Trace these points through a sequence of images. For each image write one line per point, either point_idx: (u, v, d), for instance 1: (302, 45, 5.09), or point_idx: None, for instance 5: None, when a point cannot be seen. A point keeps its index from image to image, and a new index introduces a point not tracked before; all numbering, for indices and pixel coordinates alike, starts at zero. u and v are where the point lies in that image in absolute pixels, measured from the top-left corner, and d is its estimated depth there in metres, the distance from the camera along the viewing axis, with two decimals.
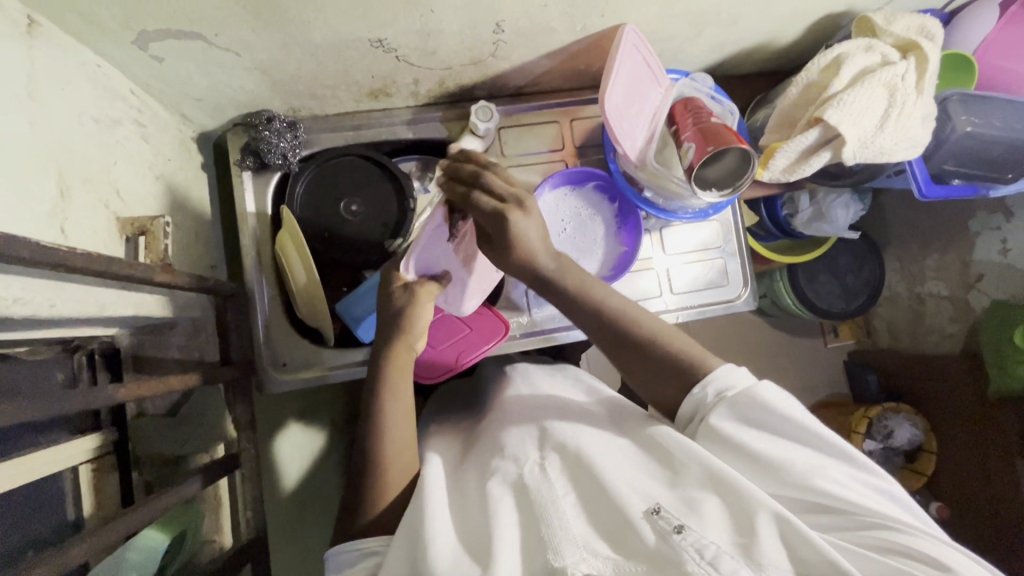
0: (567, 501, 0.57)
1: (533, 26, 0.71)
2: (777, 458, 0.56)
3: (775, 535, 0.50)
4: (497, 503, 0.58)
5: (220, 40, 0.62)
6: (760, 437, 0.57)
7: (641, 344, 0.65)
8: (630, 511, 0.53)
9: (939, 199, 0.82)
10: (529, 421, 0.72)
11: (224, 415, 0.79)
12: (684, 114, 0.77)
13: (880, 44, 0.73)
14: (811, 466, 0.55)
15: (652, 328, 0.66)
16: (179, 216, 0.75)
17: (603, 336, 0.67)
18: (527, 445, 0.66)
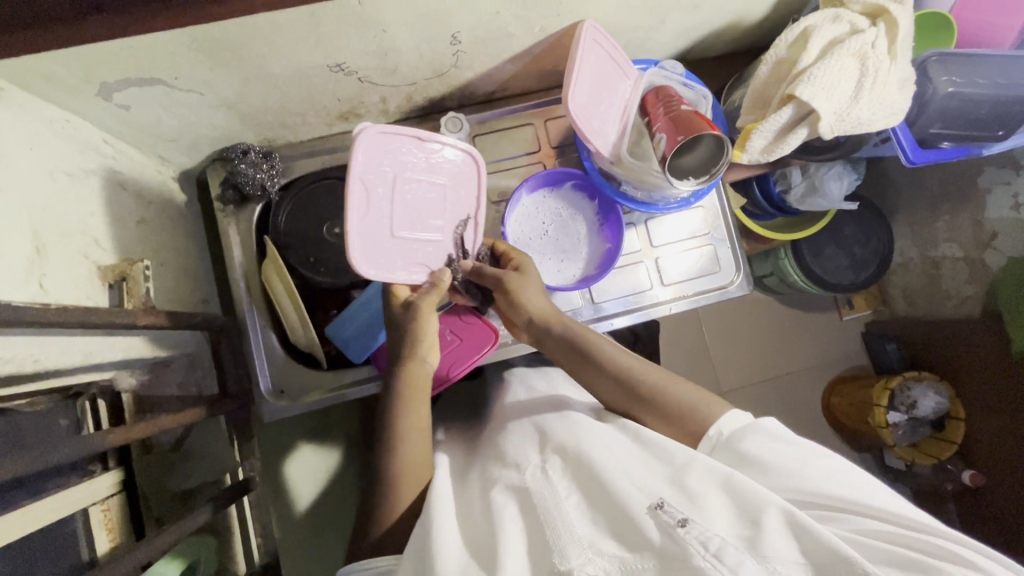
0: (569, 502, 0.57)
1: (489, 33, 0.71)
2: (786, 468, 0.57)
3: (782, 528, 0.49)
4: (501, 510, 0.59)
5: (181, 82, 0.63)
6: (771, 444, 0.59)
7: (673, 405, 0.69)
8: (631, 507, 0.53)
9: (930, 163, 0.78)
10: (531, 430, 0.72)
11: (227, 448, 0.82)
12: (655, 104, 0.79)
13: (847, 13, 0.70)
14: (820, 473, 0.56)
15: (649, 377, 0.72)
16: (165, 255, 0.77)
17: (631, 394, 0.71)
18: (528, 452, 0.67)
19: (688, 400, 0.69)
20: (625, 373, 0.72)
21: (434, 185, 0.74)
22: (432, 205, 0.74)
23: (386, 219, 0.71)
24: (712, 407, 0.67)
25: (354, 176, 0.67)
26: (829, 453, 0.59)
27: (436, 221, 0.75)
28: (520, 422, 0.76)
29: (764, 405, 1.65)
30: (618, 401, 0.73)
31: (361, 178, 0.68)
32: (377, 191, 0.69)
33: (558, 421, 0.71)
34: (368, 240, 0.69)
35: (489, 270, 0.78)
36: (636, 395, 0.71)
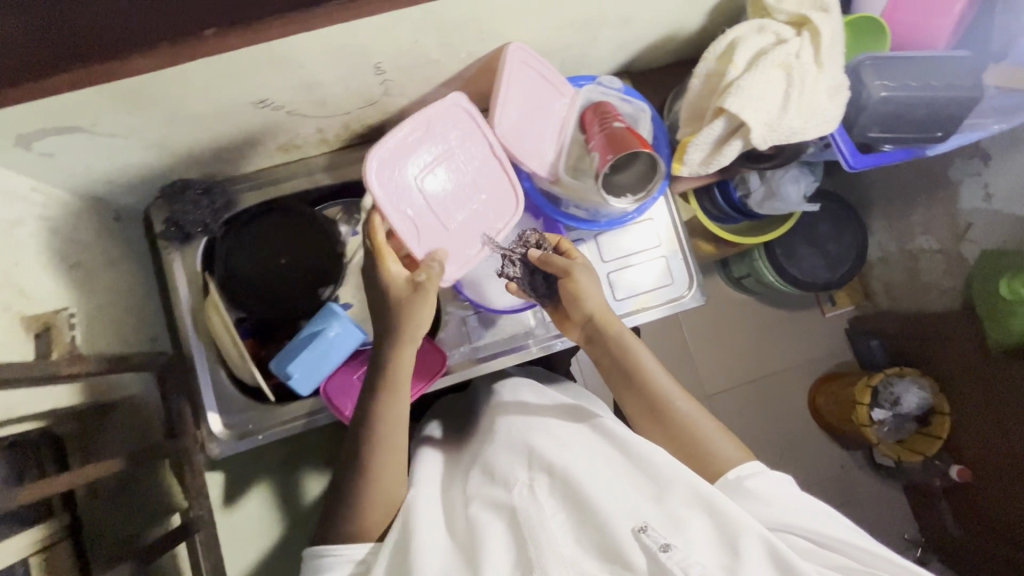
0: (556, 520, 0.58)
1: (414, 62, 0.70)
2: (776, 508, 0.63)
3: (758, 557, 0.54)
4: (486, 532, 0.60)
5: (101, 127, 0.63)
6: (777, 487, 0.65)
7: (697, 441, 0.71)
8: (617, 529, 0.55)
9: (871, 167, 0.78)
10: (516, 438, 0.71)
11: (168, 487, 0.83)
12: (593, 121, 0.79)
13: (772, 23, 0.69)
14: (815, 516, 0.62)
15: (684, 408, 0.73)
16: (105, 297, 0.76)
17: (660, 420, 0.73)
18: (515, 466, 0.66)
19: (713, 437, 0.71)
20: (660, 396, 0.73)
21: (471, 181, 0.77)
22: (465, 189, 0.76)
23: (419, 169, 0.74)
24: (726, 449, 0.70)
25: (427, 112, 0.73)
26: (820, 500, 0.65)
27: (463, 205, 0.76)
28: (508, 421, 0.75)
29: (750, 408, 1.62)
30: (644, 425, 0.75)
31: (428, 121, 0.74)
32: (430, 144, 0.74)
33: (546, 438, 0.69)
34: (391, 169, 0.72)
35: (557, 258, 0.77)
36: (665, 424, 0.72)
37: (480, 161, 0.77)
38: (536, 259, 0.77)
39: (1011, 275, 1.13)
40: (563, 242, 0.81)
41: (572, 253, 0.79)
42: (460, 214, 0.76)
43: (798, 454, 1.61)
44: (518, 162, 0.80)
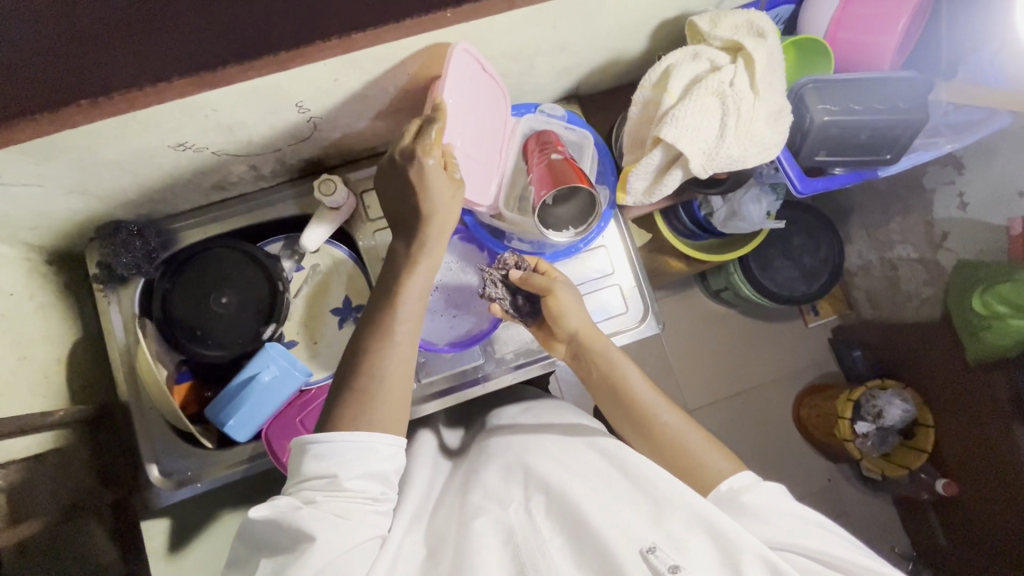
0: (554, 545, 0.56)
1: (339, 99, 0.68)
2: (778, 523, 0.58)
3: None
4: (479, 542, 0.56)
5: (9, 178, 0.61)
6: (772, 501, 0.60)
7: (687, 456, 0.68)
8: (624, 555, 0.53)
9: (820, 192, 0.76)
10: (510, 457, 0.69)
11: (100, 541, 0.80)
12: (534, 151, 0.76)
13: (706, 50, 0.68)
14: (817, 532, 0.57)
15: (672, 421, 0.71)
16: (30, 348, 0.74)
17: (647, 436, 0.71)
18: (511, 485, 0.64)
19: (701, 450, 0.68)
20: (647, 411, 0.71)
21: (489, 138, 0.76)
22: (479, 125, 0.73)
23: (461, 113, 0.70)
24: (714, 460, 0.67)
25: (479, 60, 0.67)
26: (815, 513, 0.60)
27: (482, 155, 0.75)
28: (501, 440, 0.75)
29: (734, 423, 1.58)
30: (629, 436, 0.74)
31: (478, 69, 0.68)
32: (473, 95, 0.70)
33: (538, 453, 0.67)
34: (459, 79, 0.66)
35: (536, 278, 0.74)
36: (652, 439, 0.71)
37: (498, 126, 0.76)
38: (517, 279, 0.75)
39: (982, 288, 1.09)
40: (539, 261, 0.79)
41: (548, 270, 0.77)
42: (475, 152, 0.74)
43: (785, 470, 1.56)
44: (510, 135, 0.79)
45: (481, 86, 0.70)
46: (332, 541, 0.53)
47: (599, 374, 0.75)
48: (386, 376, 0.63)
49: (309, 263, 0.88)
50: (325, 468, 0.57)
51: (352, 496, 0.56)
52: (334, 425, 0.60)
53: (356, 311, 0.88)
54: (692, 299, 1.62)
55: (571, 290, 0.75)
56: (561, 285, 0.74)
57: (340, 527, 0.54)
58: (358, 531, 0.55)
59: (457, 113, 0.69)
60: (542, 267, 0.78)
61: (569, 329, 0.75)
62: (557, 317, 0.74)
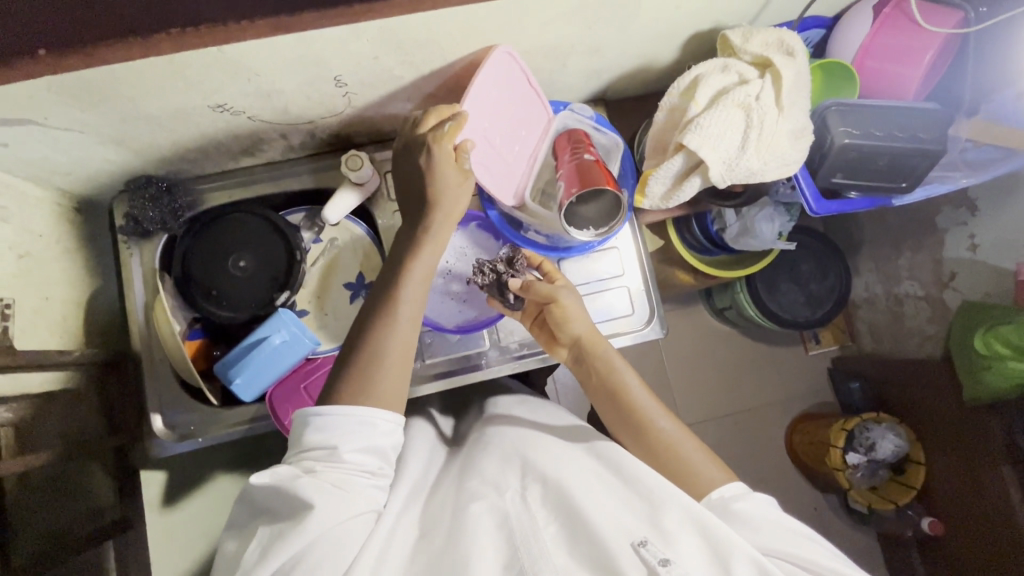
0: (549, 532, 0.58)
1: (375, 76, 0.70)
2: (770, 533, 0.59)
3: None
4: (473, 524, 0.58)
5: (53, 121, 0.63)
6: (761, 508, 0.62)
7: (681, 466, 0.68)
8: (616, 546, 0.54)
9: (833, 213, 0.77)
10: (509, 448, 0.70)
11: (100, 483, 0.82)
12: (564, 147, 0.79)
13: (735, 63, 0.69)
14: (806, 543, 0.59)
15: (668, 429, 0.71)
16: (52, 289, 0.76)
17: (644, 441, 0.71)
18: (509, 474, 0.66)
19: (695, 459, 0.68)
20: (644, 417, 0.72)
21: (515, 136, 0.79)
22: (507, 127, 0.78)
23: (490, 106, 0.74)
24: (704, 470, 0.67)
25: (520, 63, 0.72)
26: (805, 526, 0.62)
27: (505, 148, 0.79)
28: (498, 431, 0.75)
29: (726, 442, 1.58)
30: (623, 439, 0.74)
31: (518, 71, 0.73)
32: (506, 92, 0.74)
33: (536, 447, 0.69)
34: (492, 83, 0.72)
35: (539, 285, 0.76)
36: (646, 445, 0.71)
37: (528, 127, 0.80)
38: (517, 289, 0.76)
39: (985, 329, 1.09)
40: (542, 263, 0.80)
41: (553, 275, 0.78)
42: (498, 144, 0.78)
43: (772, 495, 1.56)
44: (541, 138, 0.82)
45: (517, 89, 0.75)
46: (329, 509, 0.54)
47: (598, 378, 0.76)
48: (391, 348, 0.65)
49: (327, 236, 0.90)
50: (325, 439, 0.58)
51: (350, 469, 0.57)
52: (342, 392, 0.62)
53: (368, 288, 0.90)
54: (696, 315, 1.63)
55: (573, 296, 0.77)
56: (565, 290, 0.77)
57: (338, 496, 0.55)
58: (355, 504, 0.56)
59: (489, 109, 0.74)
60: (546, 271, 0.79)
61: (571, 332, 0.77)
62: (560, 321, 0.76)
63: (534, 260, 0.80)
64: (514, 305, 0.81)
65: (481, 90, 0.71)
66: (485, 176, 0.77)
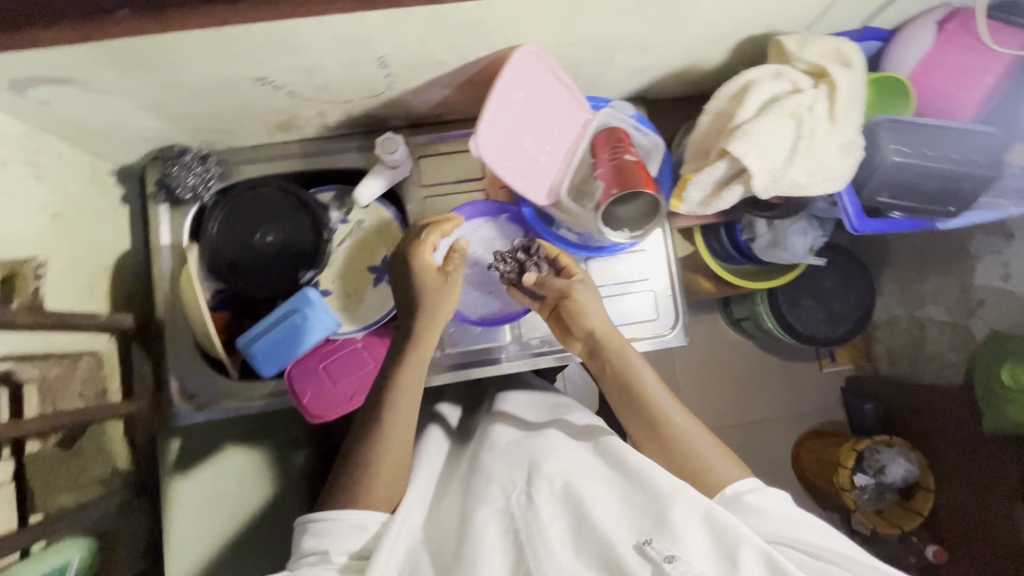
0: (554, 528, 0.58)
1: (419, 59, 0.69)
2: (781, 523, 0.60)
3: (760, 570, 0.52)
4: (480, 531, 0.59)
5: (96, 83, 0.63)
6: (773, 503, 0.62)
7: (697, 462, 0.67)
8: (620, 546, 0.54)
9: (875, 232, 0.75)
10: (514, 447, 0.70)
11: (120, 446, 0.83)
12: (603, 147, 0.76)
13: (789, 71, 0.68)
14: (815, 530, 0.59)
15: (683, 424, 0.70)
16: (83, 249, 0.76)
17: (659, 437, 0.69)
18: (514, 473, 0.65)
19: (711, 455, 0.67)
20: (658, 411, 0.70)
21: (550, 135, 0.78)
22: (539, 125, 0.77)
23: (518, 107, 0.74)
24: (721, 464, 0.66)
25: (547, 62, 0.71)
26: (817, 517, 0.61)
27: (539, 148, 0.77)
28: (503, 431, 0.75)
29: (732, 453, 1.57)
30: (639, 437, 0.72)
31: (546, 71, 0.72)
32: (535, 92, 0.73)
33: (543, 449, 0.68)
34: (518, 83, 0.71)
35: (555, 281, 0.74)
36: (662, 441, 0.69)
37: (565, 127, 0.78)
38: (532, 283, 0.76)
39: (1011, 361, 1.07)
40: (558, 254, 0.78)
41: (571, 267, 0.76)
42: (531, 145, 0.77)
43: None
44: (583, 138, 0.79)
45: (548, 87, 0.74)
46: None
47: (613, 373, 0.73)
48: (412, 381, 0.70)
49: (355, 218, 0.89)
50: (319, 544, 0.62)
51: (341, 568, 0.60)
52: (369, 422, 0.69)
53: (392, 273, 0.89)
54: (712, 323, 1.61)
55: (589, 287, 0.75)
56: (582, 283, 0.75)
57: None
58: None
59: (517, 109, 0.74)
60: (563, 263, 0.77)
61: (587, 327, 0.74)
62: (578, 313, 0.74)
63: (550, 252, 0.78)
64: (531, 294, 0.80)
65: (505, 92, 0.71)
66: (517, 176, 0.76)
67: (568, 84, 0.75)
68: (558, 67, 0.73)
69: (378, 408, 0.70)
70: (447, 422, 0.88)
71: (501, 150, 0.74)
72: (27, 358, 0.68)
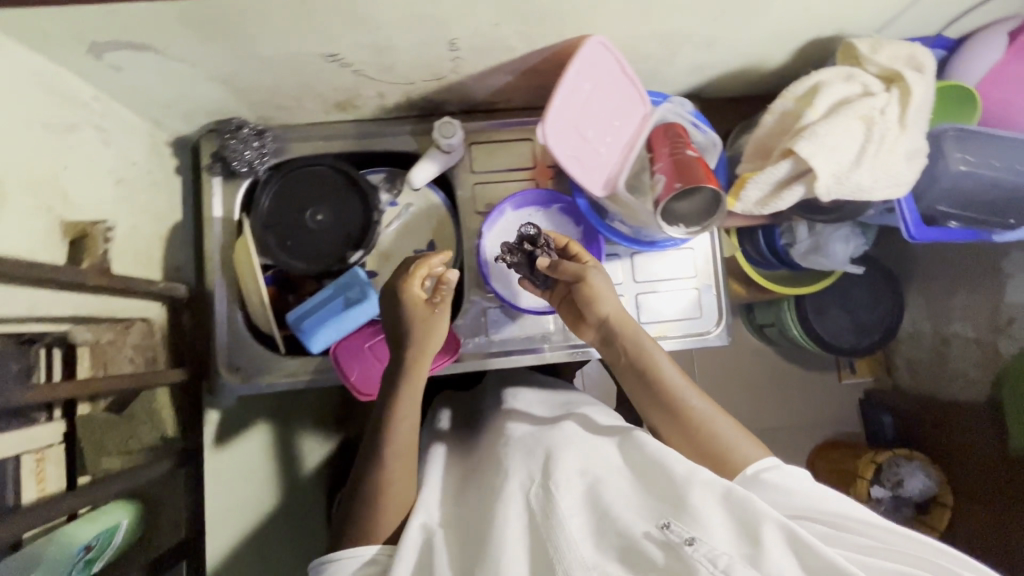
0: (573, 521, 0.57)
1: (488, 44, 0.69)
2: (799, 495, 0.60)
3: (780, 543, 0.52)
4: (501, 527, 0.58)
5: (171, 51, 0.63)
6: (795, 480, 0.61)
7: (717, 443, 0.67)
8: (639, 533, 0.54)
9: (932, 241, 0.74)
10: (526, 442, 0.69)
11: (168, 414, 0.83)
12: (661, 142, 0.76)
13: (861, 74, 0.67)
14: (832, 498, 0.60)
15: (699, 405, 0.70)
16: (141, 217, 0.77)
17: (677, 420, 0.70)
18: (526, 467, 0.64)
19: (731, 436, 0.67)
20: (673, 395, 0.70)
21: (609, 128, 0.78)
22: (601, 117, 0.77)
23: (583, 97, 0.74)
24: (741, 443, 0.66)
25: (616, 54, 0.72)
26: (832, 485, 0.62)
27: (597, 140, 0.77)
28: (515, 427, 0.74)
29: None
30: (658, 421, 0.72)
31: (613, 62, 0.72)
32: (600, 82, 0.73)
33: (555, 440, 0.67)
34: (585, 72, 0.72)
35: (568, 265, 0.74)
36: (680, 423, 0.69)
37: (624, 120, 0.78)
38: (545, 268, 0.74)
39: None
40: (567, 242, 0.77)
41: (582, 254, 0.75)
42: (591, 136, 0.77)
43: None
44: (639, 133, 0.79)
45: (613, 79, 0.74)
46: None
47: (627, 361, 0.73)
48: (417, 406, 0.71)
49: (403, 201, 0.90)
50: None
51: None
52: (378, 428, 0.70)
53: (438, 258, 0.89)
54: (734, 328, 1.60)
55: (599, 272, 0.75)
56: (593, 268, 0.74)
57: None
58: None
59: (581, 99, 0.74)
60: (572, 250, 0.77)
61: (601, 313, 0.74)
62: (590, 298, 0.74)
63: (559, 241, 0.78)
64: (541, 283, 0.79)
65: (573, 80, 0.71)
66: (575, 166, 0.76)
67: (632, 77, 0.75)
68: (625, 59, 0.73)
69: (383, 415, 0.70)
70: (483, 409, 0.88)
71: (565, 140, 0.74)
72: (84, 321, 0.69)
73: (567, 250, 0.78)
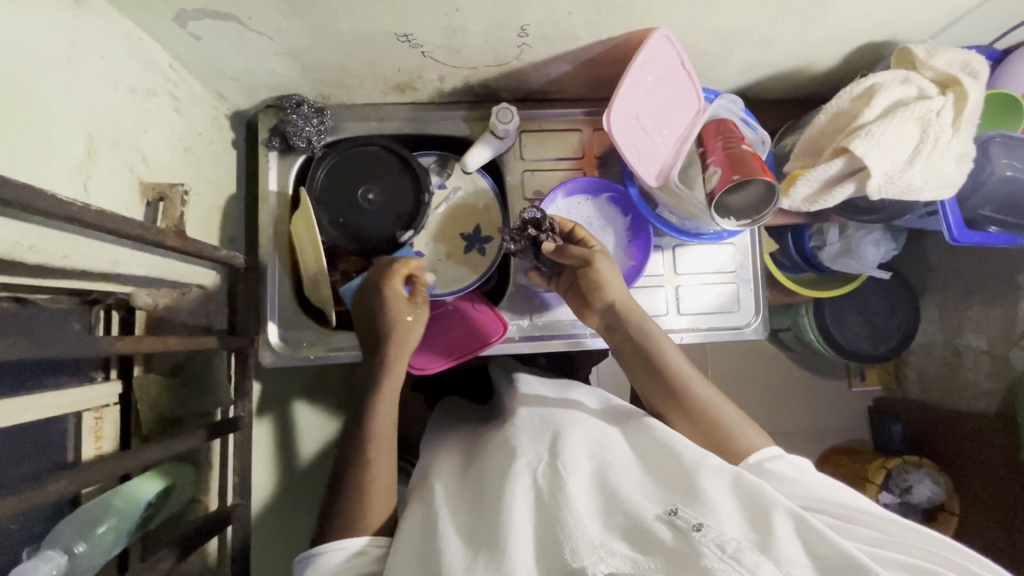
0: (580, 501, 0.56)
1: (557, 33, 0.71)
2: (810, 488, 0.61)
3: (790, 532, 0.50)
4: (509, 501, 0.57)
5: (254, 23, 0.65)
6: (798, 471, 0.63)
7: (722, 429, 0.69)
8: (645, 516, 0.53)
9: (974, 244, 0.76)
10: (537, 423, 0.70)
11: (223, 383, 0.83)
12: (714, 137, 0.77)
13: (917, 77, 0.70)
14: (844, 493, 0.60)
15: (704, 394, 0.71)
16: (204, 186, 0.78)
17: (682, 406, 0.71)
18: (536, 447, 0.65)
19: (736, 424, 0.69)
20: (679, 382, 0.72)
21: (667, 121, 0.80)
22: (660, 111, 0.79)
23: (644, 89, 0.76)
24: (745, 432, 0.68)
25: (680, 51, 0.74)
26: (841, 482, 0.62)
27: (654, 132, 0.80)
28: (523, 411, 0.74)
29: None
30: (664, 407, 0.73)
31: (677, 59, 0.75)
32: (662, 77, 0.76)
33: (565, 424, 0.68)
34: (649, 65, 0.74)
35: (575, 248, 0.76)
36: (686, 409, 0.71)
37: (681, 115, 0.80)
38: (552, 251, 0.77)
39: None
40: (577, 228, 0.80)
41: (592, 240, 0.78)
42: (648, 128, 0.79)
43: None
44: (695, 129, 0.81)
45: (674, 74, 0.76)
46: None
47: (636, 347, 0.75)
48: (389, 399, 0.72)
49: (452, 184, 0.91)
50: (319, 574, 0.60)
51: None
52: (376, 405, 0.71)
53: (485, 242, 0.91)
54: None
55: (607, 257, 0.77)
56: (601, 253, 0.76)
57: None
58: None
59: (643, 92, 0.77)
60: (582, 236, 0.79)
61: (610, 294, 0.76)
62: (598, 284, 0.75)
63: (564, 226, 0.80)
64: (547, 268, 0.83)
65: (637, 72, 0.74)
66: (631, 155, 0.78)
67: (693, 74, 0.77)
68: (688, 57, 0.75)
69: (365, 410, 0.72)
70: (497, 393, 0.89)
71: (624, 130, 0.77)
72: (147, 286, 0.71)
73: (573, 235, 0.80)
